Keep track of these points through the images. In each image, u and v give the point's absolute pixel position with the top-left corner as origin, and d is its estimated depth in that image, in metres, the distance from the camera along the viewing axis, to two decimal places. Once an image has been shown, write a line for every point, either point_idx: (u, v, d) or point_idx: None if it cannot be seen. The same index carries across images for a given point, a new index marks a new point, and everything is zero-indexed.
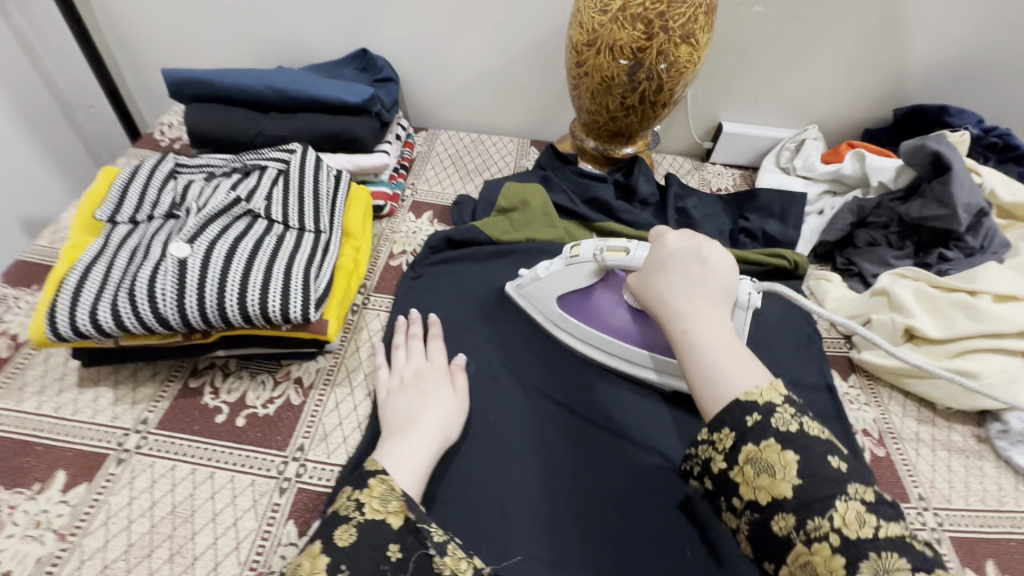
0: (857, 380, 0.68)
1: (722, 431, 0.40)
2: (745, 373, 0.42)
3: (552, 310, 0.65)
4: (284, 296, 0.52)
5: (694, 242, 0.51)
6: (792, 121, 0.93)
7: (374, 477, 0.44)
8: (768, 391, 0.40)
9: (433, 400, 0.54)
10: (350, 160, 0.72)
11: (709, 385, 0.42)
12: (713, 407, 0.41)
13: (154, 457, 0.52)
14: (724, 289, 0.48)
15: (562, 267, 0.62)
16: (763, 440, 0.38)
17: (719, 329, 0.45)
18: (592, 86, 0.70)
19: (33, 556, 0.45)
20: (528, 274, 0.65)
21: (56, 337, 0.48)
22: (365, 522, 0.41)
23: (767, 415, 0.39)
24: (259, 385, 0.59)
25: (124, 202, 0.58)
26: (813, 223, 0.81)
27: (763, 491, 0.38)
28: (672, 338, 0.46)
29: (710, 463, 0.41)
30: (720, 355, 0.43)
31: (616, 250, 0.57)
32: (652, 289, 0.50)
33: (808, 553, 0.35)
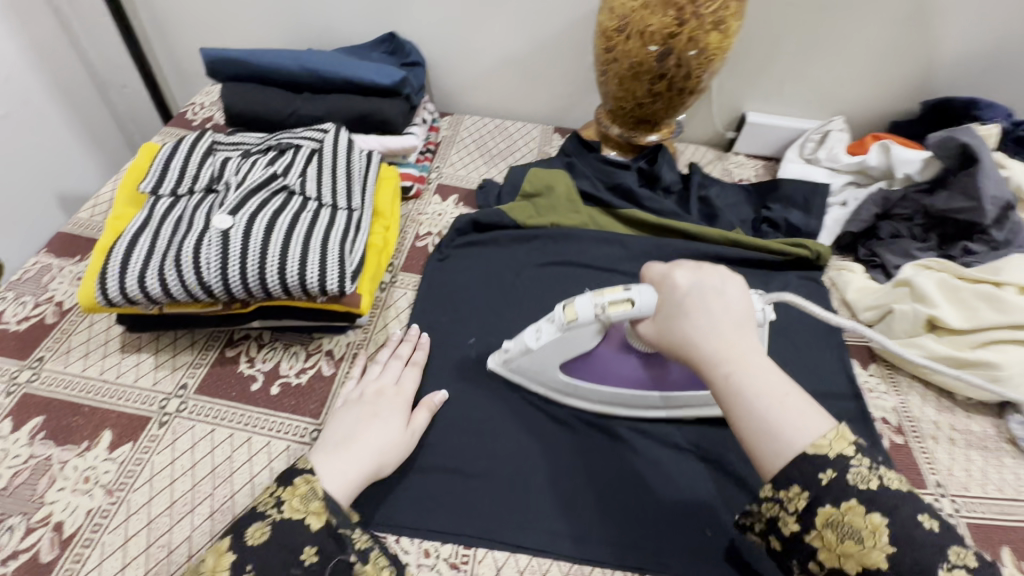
0: (877, 369, 0.68)
1: (791, 490, 0.39)
2: (802, 415, 0.40)
3: (555, 378, 0.58)
4: (321, 269, 0.53)
5: (704, 273, 0.47)
6: (818, 113, 0.93)
7: (300, 477, 0.45)
8: (838, 441, 0.38)
9: (379, 425, 0.51)
10: (379, 141, 0.73)
11: (766, 435, 0.40)
12: (776, 464, 0.39)
13: (194, 421, 0.55)
14: (747, 320, 0.45)
15: (558, 335, 0.53)
16: (845, 502, 0.37)
17: (763, 369, 0.42)
18: (620, 72, 0.71)
19: (83, 508, 0.48)
20: (515, 347, 0.57)
21: (106, 301, 0.51)
22: (281, 519, 0.42)
23: (842, 472, 0.38)
24: (291, 356, 0.61)
25: (166, 176, 0.60)
26: (836, 213, 0.80)
27: (851, 559, 0.37)
28: (711, 385, 0.43)
29: (780, 524, 0.40)
30: (774, 401, 0.40)
31: (620, 303, 0.49)
32: (673, 331, 0.45)
33: None
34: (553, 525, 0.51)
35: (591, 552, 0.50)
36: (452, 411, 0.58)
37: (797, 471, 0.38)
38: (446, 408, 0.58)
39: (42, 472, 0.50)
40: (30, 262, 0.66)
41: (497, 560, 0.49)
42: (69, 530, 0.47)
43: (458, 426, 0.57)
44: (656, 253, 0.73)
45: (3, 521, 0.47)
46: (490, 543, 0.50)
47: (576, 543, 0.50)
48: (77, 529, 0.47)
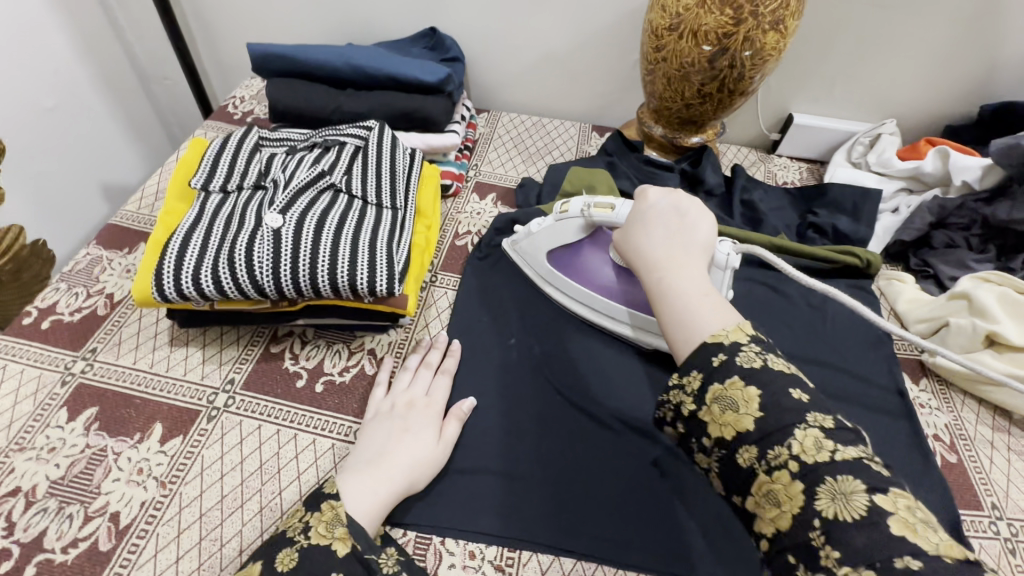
0: (928, 385, 0.66)
1: (689, 372, 0.40)
2: (713, 313, 0.42)
3: (543, 267, 0.67)
4: (370, 270, 0.53)
5: (674, 197, 0.52)
6: (868, 115, 0.89)
7: (325, 502, 0.45)
8: (734, 332, 0.40)
9: (413, 440, 0.51)
10: (421, 139, 0.73)
11: (677, 326, 0.43)
12: (682, 349, 0.42)
13: (241, 416, 0.55)
14: (702, 243, 0.49)
15: (553, 223, 0.63)
16: (727, 377, 0.38)
17: (693, 278, 0.45)
18: (669, 72, 0.69)
19: (138, 499, 0.49)
20: (521, 231, 0.67)
21: (161, 297, 0.52)
22: (309, 545, 0.41)
23: (732, 354, 0.39)
24: (335, 355, 0.61)
25: (215, 172, 0.60)
26: (886, 220, 0.78)
27: (727, 427, 0.37)
28: (646, 287, 0.47)
29: (679, 408, 0.40)
30: (690, 297, 0.43)
31: (603, 206, 0.58)
32: (630, 241, 0.51)
33: (770, 482, 0.35)
34: (595, 532, 0.51)
35: (636, 561, 0.49)
36: (495, 413, 0.58)
37: (697, 356, 0.40)
38: (489, 409, 0.58)
39: (97, 462, 0.51)
40: (82, 254, 0.67)
41: (541, 563, 0.49)
42: (125, 520, 0.48)
43: (501, 428, 0.57)
44: None
45: (63, 509, 0.48)
46: (534, 546, 0.50)
47: (620, 552, 0.50)
48: (133, 520, 0.48)
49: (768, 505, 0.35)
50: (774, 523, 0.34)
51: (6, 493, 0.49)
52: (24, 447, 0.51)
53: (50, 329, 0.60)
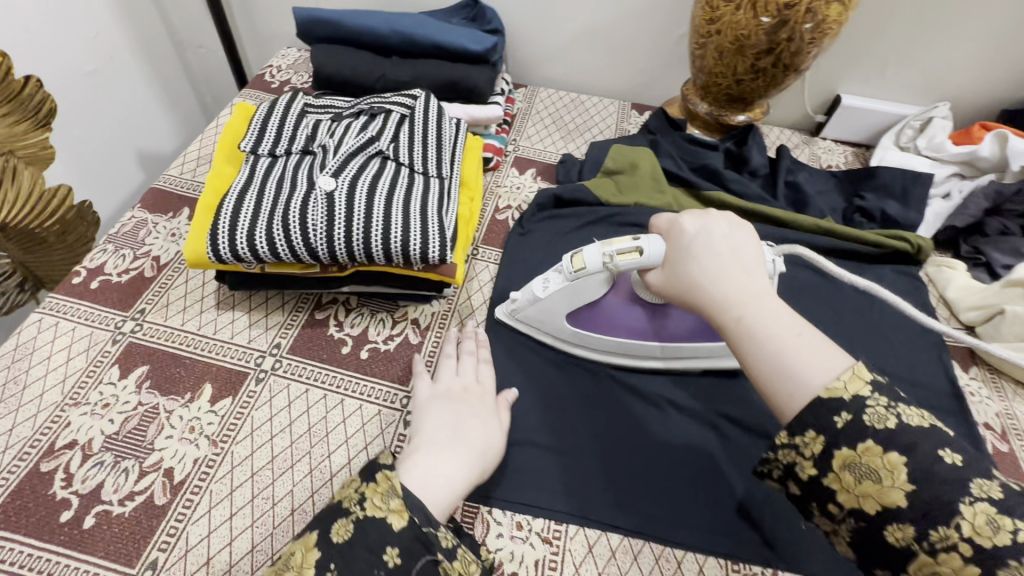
0: (979, 373, 0.65)
1: (806, 434, 0.35)
2: (816, 357, 0.37)
3: (562, 329, 0.59)
4: (423, 237, 0.53)
5: (711, 220, 0.45)
6: (920, 98, 0.86)
7: (380, 472, 0.43)
8: (853, 381, 0.35)
9: (478, 433, 0.48)
10: (465, 110, 0.71)
11: (782, 380, 0.36)
12: (793, 408, 0.36)
13: (289, 380, 0.55)
14: (759, 267, 0.43)
15: (566, 284, 0.54)
16: (860, 443, 0.33)
17: (777, 313, 0.39)
18: (722, 45, 0.67)
19: (191, 457, 0.49)
20: (523, 295, 0.58)
21: (215, 257, 0.52)
22: (365, 517, 0.40)
23: (858, 412, 0.34)
24: (379, 323, 0.61)
25: (263, 136, 0.60)
26: (938, 206, 0.76)
27: (870, 500, 0.33)
28: (723, 330, 0.41)
29: (796, 470, 0.36)
30: (787, 341, 0.37)
31: (627, 252, 0.49)
32: (683, 275, 0.44)
33: (933, 564, 0.31)
34: (643, 507, 0.51)
35: (684, 537, 0.49)
36: (540, 386, 0.58)
37: (813, 415, 0.35)
38: (534, 382, 0.58)
39: (150, 419, 0.51)
40: (127, 216, 0.67)
41: (589, 537, 0.49)
42: (179, 477, 0.48)
43: (547, 402, 0.57)
44: None
45: (118, 462, 0.49)
46: (583, 520, 0.50)
47: (668, 528, 0.49)
48: (186, 476, 0.48)
49: None
50: None
51: (63, 446, 0.49)
52: (78, 403, 0.52)
53: (99, 289, 0.60)
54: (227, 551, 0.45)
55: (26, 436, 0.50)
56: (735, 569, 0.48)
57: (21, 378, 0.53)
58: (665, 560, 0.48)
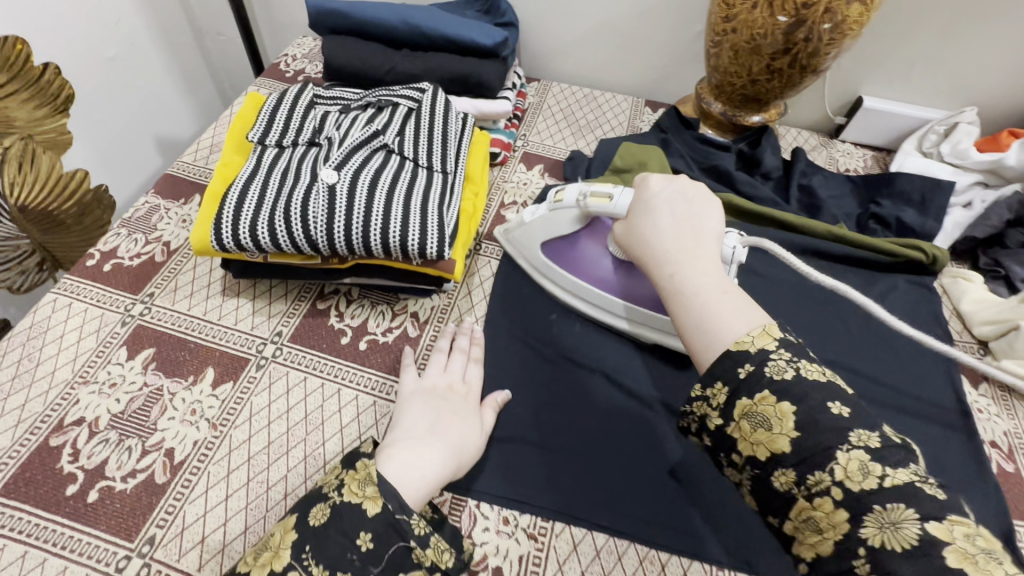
0: (989, 390, 0.63)
1: (713, 385, 0.38)
2: (732, 315, 0.40)
3: (536, 258, 0.64)
4: (422, 232, 0.53)
5: (679, 186, 0.50)
6: (947, 102, 0.83)
7: (359, 461, 0.44)
8: (761, 337, 0.38)
9: (460, 431, 0.49)
10: (473, 104, 0.71)
11: (699, 332, 0.40)
12: (704, 357, 0.40)
13: (288, 367, 0.57)
14: (714, 235, 0.47)
15: (546, 213, 0.60)
16: (757, 392, 0.36)
17: (707, 274, 0.43)
18: (737, 45, 0.66)
19: (191, 438, 0.51)
20: (516, 220, 0.65)
21: (219, 246, 0.53)
22: (342, 501, 0.41)
23: (760, 365, 0.36)
24: (378, 315, 0.61)
25: (271, 126, 0.61)
26: (958, 215, 0.73)
27: (761, 447, 0.35)
28: (659, 287, 0.45)
29: (706, 421, 0.38)
30: (708, 299, 0.41)
31: (600, 196, 0.55)
32: (637, 234, 0.49)
33: (810, 507, 0.33)
34: (629, 508, 0.51)
35: (669, 541, 0.49)
36: (533, 383, 0.58)
37: (719, 366, 0.38)
38: (526, 379, 0.58)
39: (154, 400, 0.53)
40: (141, 202, 0.69)
41: (574, 535, 0.49)
42: (179, 457, 0.50)
43: (539, 399, 0.57)
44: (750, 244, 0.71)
45: (122, 441, 0.50)
46: (569, 519, 0.50)
47: (653, 530, 0.49)
48: (186, 457, 0.50)
49: (808, 530, 0.33)
50: (813, 546, 0.33)
51: (71, 422, 0.51)
52: (87, 381, 0.54)
53: (111, 272, 0.62)
54: (221, 531, 0.46)
55: (38, 411, 0.52)
56: None
57: (34, 355, 0.55)
58: (649, 562, 0.48)
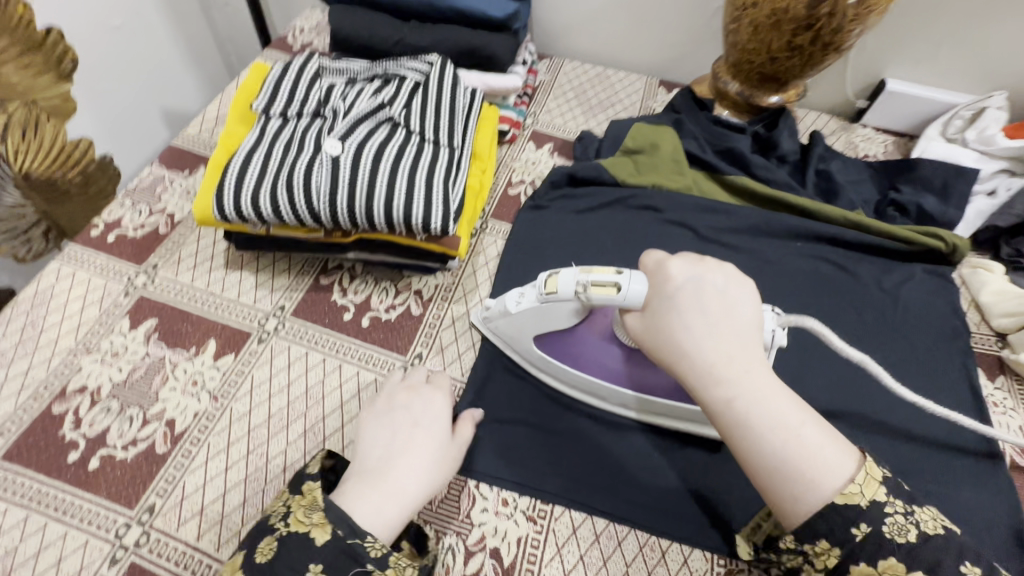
0: (1005, 383, 0.61)
1: (819, 544, 0.35)
2: (817, 452, 0.36)
3: (530, 351, 0.54)
4: (426, 207, 0.52)
5: (704, 271, 0.41)
6: (975, 87, 0.80)
7: (306, 484, 0.42)
8: (869, 486, 0.35)
9: (425, 435, 0.45)
10: (481, 79, 0.70)
11: (782, 478, 0.36)
12: (795, 510, 0.35)
13: (290, 341, 0.56)
14: (754, 329, 0.40)
15: (536, 305, 0.48)
16: (880, 560, 0.34)
17: (770, 394, 0.37)
18: (758, 20, 0.63)
19: (192, 409, 0.51)
20: (497, 306, 0.53)
21: (221, 216, 0.52)
22: (287, 534, 0.38)
23: (876, 524, 0.34)
24: (382, 292, 0.61)
25: (276, 96, 0.59)
26: (980, 205, 0.71)
27: None
28: (712, 410, 0.38)
29: (804, 572, 0.38)
30: (785, 434, 0.36)
31: (603, 285, 0.43)
32: (664, 334, 0.40)
33: None
34: (630, 496, 0.50)
35: (670, 527, 0.48)
36: None
37: (826, 524, 0.35)
38: None
39: (156, 370, 0.53)
40: (145, 172, 0.68)
41: (574, 519, 0.49)
42: (180, 428, 0.50)
43: (539, 382, 0.56)
44: (763, 229, 0.69)
45: (124, 410, 0.50)
46: (568, 502, 0.49)
47: (654, 518, 0.49)
48: (187, 428, 0.50)
49: None
50: None
51: (74, 390, 0.51)
52: (89, 349, 0.54)
53: (114, 242, 0.62)
54: (221, 502, 0.46)
55: (41, 378, 0.52)
56: (720, 565, 0.47)
57: (38, 323, 0.55)
58: (649, 549, 0.48)
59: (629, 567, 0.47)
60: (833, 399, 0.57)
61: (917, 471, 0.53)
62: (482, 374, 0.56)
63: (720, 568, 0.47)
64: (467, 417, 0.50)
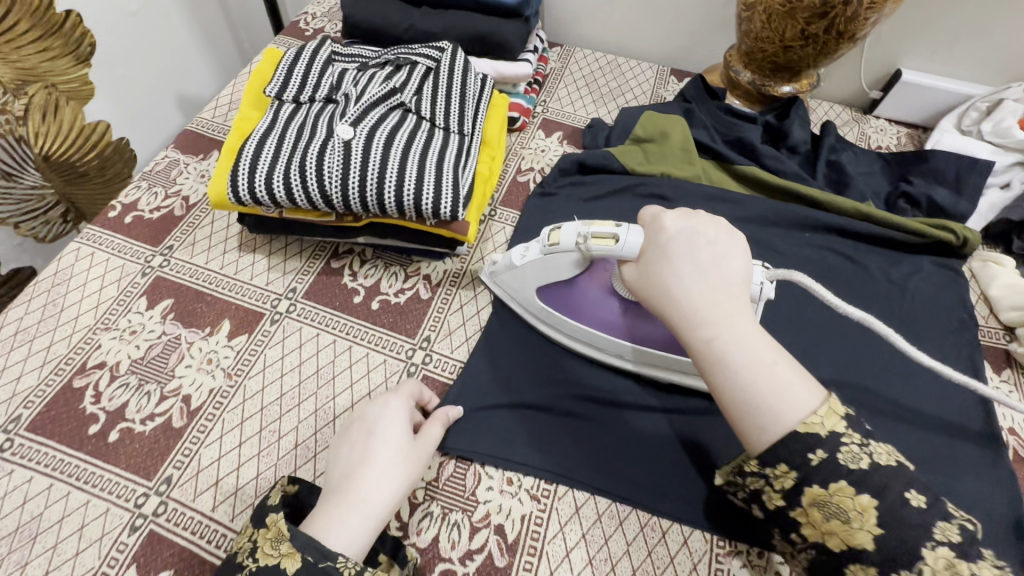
0: (1011, 376, 0.61)
1: (777, 467, 0.35)
2: (790, 390, 0.36)
3: (532, 303, 0.57)
4: (436, 192, 0.53)
5: (698, 224, 0.42)
6: (993, 77, 0.79)
7: (270, 517, 0.41)
8: (828, 417, 0.35)
9: (381, 443, 0.45)
10: (492, 66, 0.70)
11: (750, 408, 0.36)
12: (760, 440, 0.36)
13: (301, 323, 0.57)
14: (743, 280, 0.41)
15: (540, 257, 0.52)
16: (832, 482, 0.34)
17: (749, 335, 0.37)
18: (771, 8, 0.63)
19: (207, 386, 0.53)
20: (503, 261, 0.57)
21: (235, 198, 0.54)
22: (257, 570, 0.38)
23: (832, 451, 0.34)
24: (391, 276, 0.62)
25: (289, 81, 0.60)
26: (993, 197, 0.70)
27: (834, 537, 0.34)
28: (690, 346, 0.39)
29: (763, 496, 0.37)
30: (757, 367, 0.36)
31: (603, 237, 0.46)
32: (655, 280, 0.42)
33: None
34: (630, 476, 0.51)
35: (670, 507, 0.49)
36: (541, 349, 0.58)
37: (786, 448, 0.35)
38: (535, 345, 0.58)
39: (173, 348, 0.55)
40: (161, 156, 0.69)
41: (576, 499, 0.50)
42: (196, 403, 0.52)
43: (542, 366, 0.57)
44: (771, 219, 0.69)
45: (142, 385, 0.52)
46: (569, 482, 0.50)
47: (654, 497, 0.50)
48: (202, 404, 0.52)
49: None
50: None
51: (94, 365, 0.53)
52: (108, 327, 0.55)
53: (131, 224, 0.63)
54: (235, 475, 0.48)
55: (62, 354, 0.54)
56: (720, 546, 0.48)
57: (58, 301, 0.57)
58: (650, 529, 0.49)
59: (630, 546, 0.48)
60: (838, 388, 0.58)
61: (920, 461, 0.54)
62: (488, 358, 0.57)
63: (720, 549, 0.48)
64: (435, 419, 0.49)
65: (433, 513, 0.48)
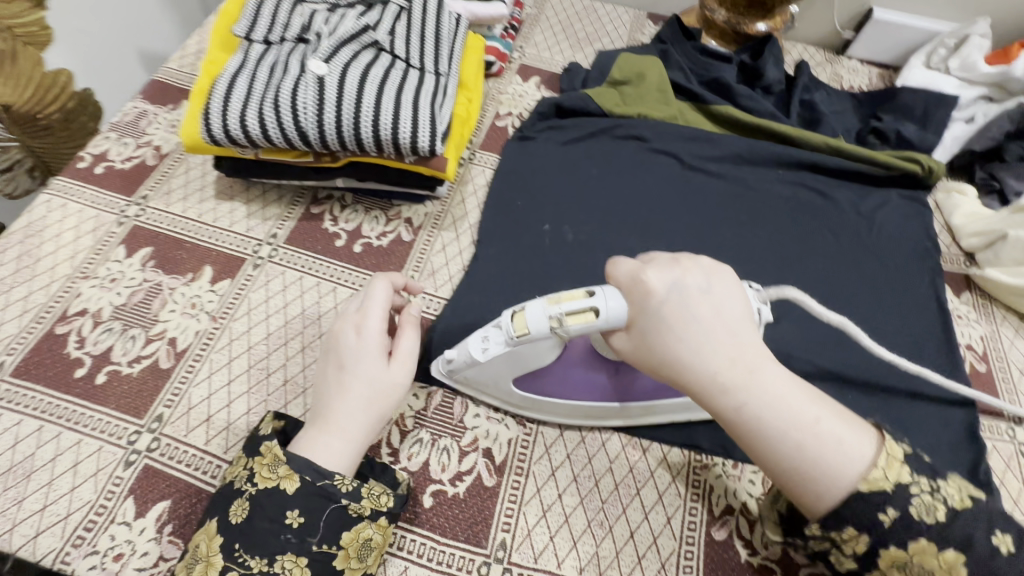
0: (971, 298, 0.65)
1: (846, 533, 0.35)
2: (840, 445, 0.36)
3: (507, 392, 0.50)
4: (413, 126, 0.53)
5: (684, 273, 0.38)
6: (962, 13, 0.80)
7: (262, 445, 0.41)
8: (891, 470, 0.35)
9: (355, 377, 0.43)
10: (465, 6, 0.69)
11: (807, 475, 0.36)
12: (818, 506, 0.36)
13: (284, 267, 0.58)
14: (744, 322, 0.38)
15: (506, 349, 0.45)
16: (911, 543, 0.35)
17: (781, 395, 0.36)
18: None
19: (193, 329, 0.53)
20: (459, 358, 0.48)
21: (210, 138, 0.53)
22: (256, 493, 0.39)
23: (904, 507, 0.34)
24: (373, 220, 0.62)
25: (258, 21, 0.59)
26: (958, 130, 0.72)
27: None
28: (720, 417, 0.37)
29: (831, 559, 0.37)
30: (802, 429, 0.36)
31: (580, 313, 0.40)
32: (656, 348, 0.38)
33: None
34: None
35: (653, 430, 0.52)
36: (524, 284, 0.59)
37: (854, 512, 0.35)
38: (518, 282, 0.59)
39: (154, 294, 0.54)
40: (127, 107, 0.67)
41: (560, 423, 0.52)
42: (182, 345, 0.52)
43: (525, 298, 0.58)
44: (746, 157, 0.70)
45: (126, 330, 0.52)
46: None
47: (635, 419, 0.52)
48: (189, 345, 0.52)
49: None
50: None
51: (75, 313, 0.53)
52: (87, 276, 0.55)
53: (103, 174, 0.62)
54: (226, 411, 0.49)
55: (42, 302, 0.53)
56: (697, 460, 0.51)
57: (33, 252, 0.56)
58: (631, 447, 0.51)
59: (613, 464, 0.50)
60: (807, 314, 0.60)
61: (882, 377, 0.57)
62: (469, 294, 0.58)
63: (697, 462, 0.51)
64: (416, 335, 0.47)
65: (423, 439, 0.50)
